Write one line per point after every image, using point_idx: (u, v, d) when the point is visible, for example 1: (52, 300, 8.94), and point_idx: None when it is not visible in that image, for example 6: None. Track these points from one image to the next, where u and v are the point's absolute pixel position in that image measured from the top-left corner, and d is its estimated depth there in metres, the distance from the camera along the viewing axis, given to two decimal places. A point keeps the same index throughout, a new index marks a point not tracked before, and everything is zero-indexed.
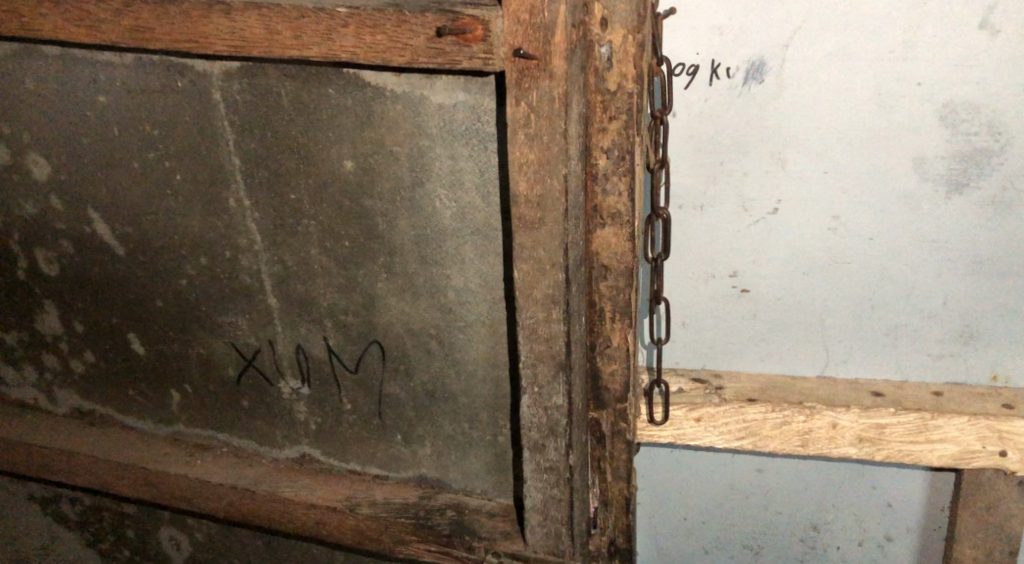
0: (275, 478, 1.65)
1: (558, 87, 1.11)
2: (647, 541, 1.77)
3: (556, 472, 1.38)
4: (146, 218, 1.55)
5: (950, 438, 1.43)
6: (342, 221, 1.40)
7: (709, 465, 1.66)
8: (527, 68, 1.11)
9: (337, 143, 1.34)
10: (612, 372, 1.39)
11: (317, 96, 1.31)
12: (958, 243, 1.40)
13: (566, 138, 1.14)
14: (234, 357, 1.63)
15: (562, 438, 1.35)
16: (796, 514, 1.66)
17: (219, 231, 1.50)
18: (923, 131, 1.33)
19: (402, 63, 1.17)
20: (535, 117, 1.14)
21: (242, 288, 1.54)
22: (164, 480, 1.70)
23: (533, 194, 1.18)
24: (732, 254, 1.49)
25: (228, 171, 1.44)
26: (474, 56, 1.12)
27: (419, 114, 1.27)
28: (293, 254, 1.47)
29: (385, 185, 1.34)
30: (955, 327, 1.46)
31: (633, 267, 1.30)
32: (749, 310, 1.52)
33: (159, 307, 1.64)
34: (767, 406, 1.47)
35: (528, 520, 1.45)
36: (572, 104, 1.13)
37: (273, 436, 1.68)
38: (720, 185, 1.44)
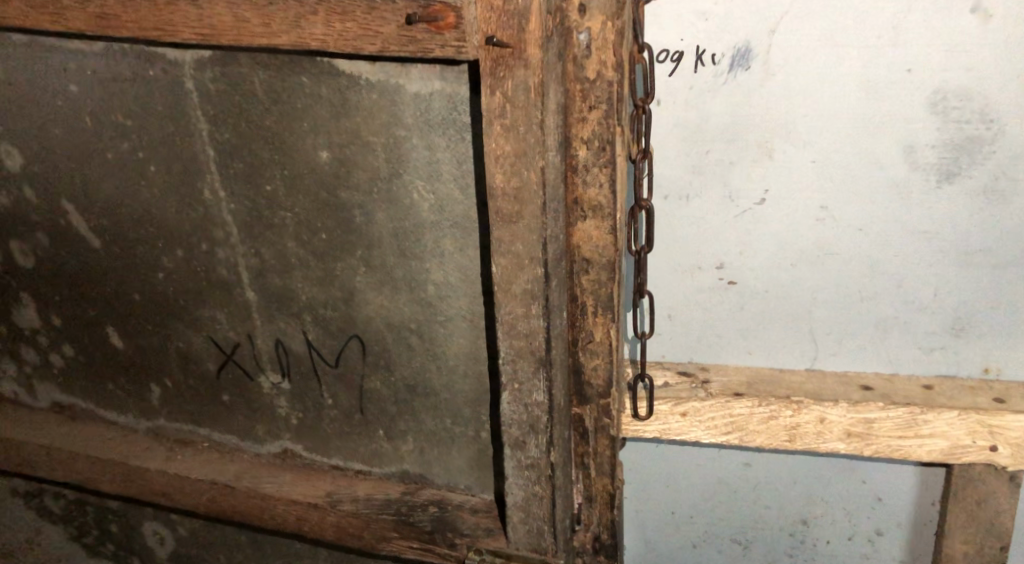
0: (256, 473, 1.63)
1: (533, 75, 1.08)
2: (634, 536, 1.75)
3: (538, 469, 1.36)
4: (120, 210, 1.52)
5: (939, 432, 1.40)
6: (318, 214, 1.37)
7: (696, 459, 1.64)
8: (502, 57, 1.08)
9: (312, 133, 1.30)
10: (595, 367, 1.36)
11: (290, 85, 1.28)
12: (950, 233, 1.36)
13: (542, 129, 1.11)
14: (213, 352, 1.60)
15: (542, 435, 1.33)
16: (784, 509, 1.64)
17: (194, 223, 1.47)
18: (913, 118, 1.30)
19: (374, 52, 1.13)
20: (511, 107, 1.11)
21: (220, 282, 1.51)
22: (144, 476, 1.68)
23: (510, 187, 1.15)
24: (719, 245, 1.46)
25: (202, 162, 1.40)
26: (447, 44, 1.09)
27: (394, 104, 1.24)
28: (271, 247, 1.44)
29: (361, 176, 1.31)
30: (946, 319, 1.43)
31: (615, 260, 1.27)
32: (737, 302, 1.49)
33: (136, 301, 1.61)
34: (754, 400, 1.45)
35: (511, 518, 1.43)
36: (548, 94, 1.10)
37: (254, 431, 1.66)
38: (706, 174, 1.40)
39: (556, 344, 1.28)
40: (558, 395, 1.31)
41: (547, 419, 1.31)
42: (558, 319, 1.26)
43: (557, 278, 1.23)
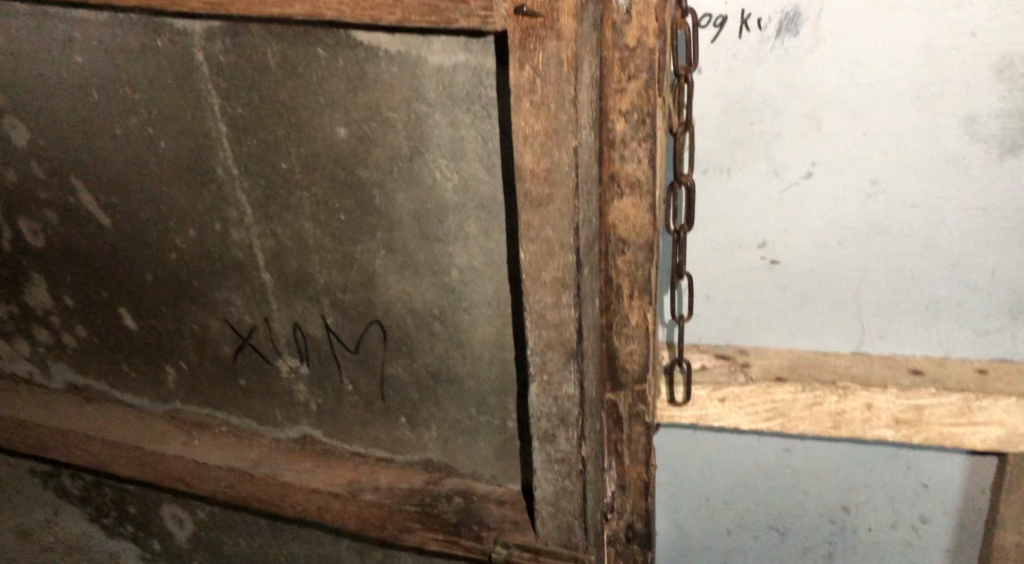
0: (277, 460, 1.58)
1: (567, 48, 0.99)
2: (666, 521, 1.69)
3: (570, 461, 1.30)
4: (130, 189, 1.45)
5: (996, 420, 1.32)
6: (337, 193, 1.30)
7: (734, 446, 1.57)
8: (532, 27, 1.00)
9: (330, 108, 1.22)
10: (630, 352, 1.29)
11: (305, 57, 1.20)
12: (1013, 209, 1.27)
13: (576, 106, 1.02)
14: (229, 335, 1.55)
15: (574, 429, 1.27)
16: (825, 496, 1.57)
17: (207, 203, 1.40)
18: (976, 86, 1.20)
19: (394, 22, 1.06)
20: (541, 84, 1.02)
21: (235, 264, 1.45)
22: (161, 461, 1.63)
23: (540, 168, 1.07)
24: (761, 222, 1.37)
25: (215, 138, 1.33)
26: (472, 14, 1.01)
27: (416, 77, 1.15)
28: (287, 228, 1.37)
29: (381, 154, 1.23)
30: (1004, 300, 1.34)
31: (653, 241, 1.19)
32: (779, 283, 1.41)
33: (149, 282, 1.55)
34: (797, 386, 1.37)
35: (539, 512, 1.37)
36: (584, 66, 1.02)
37: (274, 416, 1.61)
38: (749, 148, 1.32)
39: (589, 331, 1.21)
40: (592, 384, 1.24)
41: (580, 409, 1.25)
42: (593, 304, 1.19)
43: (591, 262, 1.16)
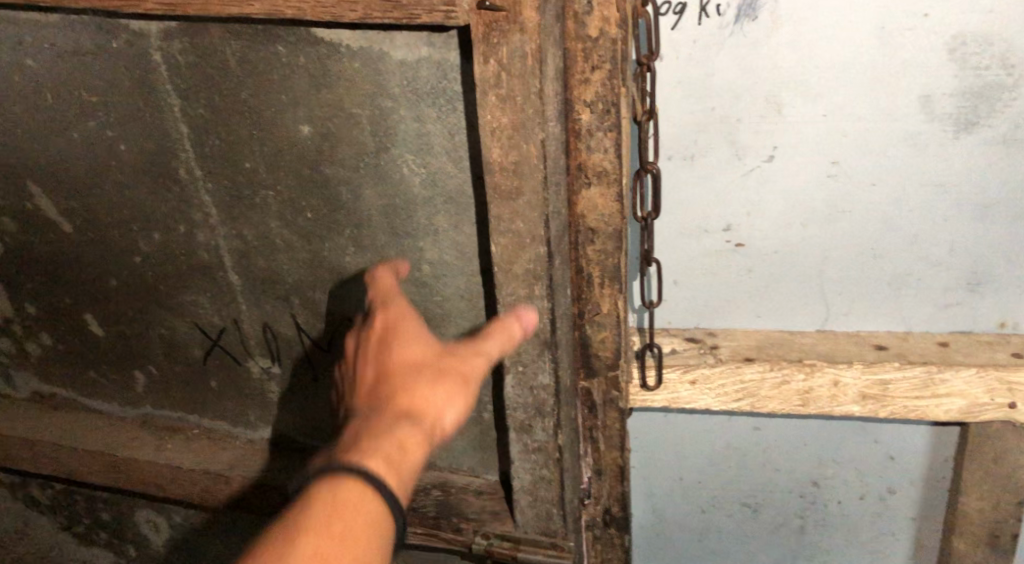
0: (251, 460, 1.58)
1: (531, 41, 0.99)
2: (643, 503, 1.72)
3: (545, 449, 1.31)
4: (91, 194, 1.42)
5: (957, 391, 1.36)
6: (303, 191, 1.29)
7: (705, 426, 1.59)
8: (496, 22, 0.99)
9: (292, 105, 1.21)
10: (602, 340, 1.31)
11: (266, 55, 1.18)
12: (969, 185, 1.30)
13: (541, 98, 1.02)
14: (198, 338, 1.53)
15: (550, 418, 1.28)
16: (795, 471, 1.61)
17: (171, 205, 1.38)
18: (930, 67, 1.23)
19: (356, 19, 1.05)
20: (507, 76, 1.02)
21: (202, 266, 1.44)
22: (135, 467, 1.62)
23: (508, 161, 1.08)
24: (726, 206, 1.39)
25: (176, 140, 1.31)
26: (434, 9, 1.00)
27: (380, 73, 1.15)
28: (254, 228, 1.36)
29: (347, 150, 1.22)
30: (962, 274, 1.37)
31: (622, 229, 1.21)
32: (745, 265, 1.44)
33: (115, 287, 1.53)
34: (765, 365, 1.40)
35: (518, 502, 1.38)
36: (548, 60, 1.02)
37: (248, 416, 1.60)
38: (713, 133, 1.33)
39: (562, 322, 1.22)
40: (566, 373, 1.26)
41: (554, 399, 1.26)
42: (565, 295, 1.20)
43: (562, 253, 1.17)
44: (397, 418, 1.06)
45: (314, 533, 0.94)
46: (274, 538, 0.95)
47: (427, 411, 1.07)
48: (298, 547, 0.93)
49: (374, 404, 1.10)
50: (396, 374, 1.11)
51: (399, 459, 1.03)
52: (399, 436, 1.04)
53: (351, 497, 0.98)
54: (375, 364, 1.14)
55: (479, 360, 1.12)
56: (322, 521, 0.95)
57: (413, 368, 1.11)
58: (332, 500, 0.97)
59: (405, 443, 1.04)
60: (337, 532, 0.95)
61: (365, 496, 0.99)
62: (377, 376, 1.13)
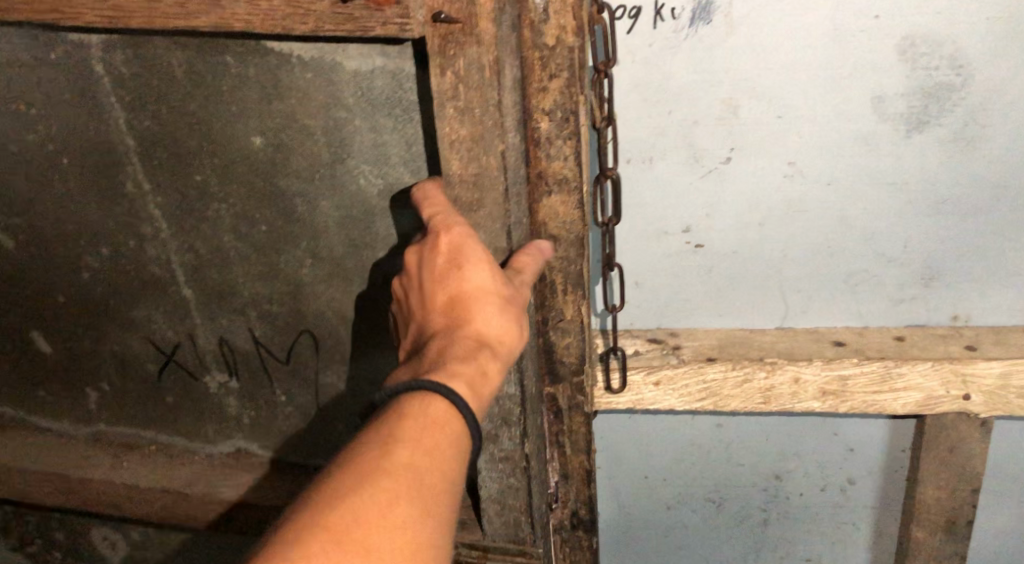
0: (210, 477, 1.54)
1: (488, 53, 0.98)
2: (609, 501, 1.73)
3: (512, 459, 1.30)
4: (33, 208, 1.37)
5: (914, 385, 1.39)
6: (256, 203, 1.26)
7: (669, 424, 1.60)
8: (451, 34, 0.98)
9: (243, 116, 1.18)
10: (566, 345, 1.30)
11: (214, 66, 1.15)
12: (922, 182, 1.32)
13: (501, 110, 1.01)
14: (152, 353, 1.49)
15: (517, 428, 1.26)
16: (758, 466, 1.63)
17: (119, 219, 1.34)
18: (882, 67, 1.24)
19: (307, 32, 1.02)
20: (464, 88, 1.01)
21: (153, 281, 1.39)
22: (89, 487, 1.58)
23: (468, 173, 1.06)
24: (684, 208, 1.39)
25: (122, 153, 1.27)
26: (388, 22, 0.98)
27: (333, 83, 1.12)
28: (207, 242, 1.32)
29: (301, 162, 1.20)
30: (916, 270, 1.40)
31: (584, 236, 1.20)
32: (705, 265, 1.44)
33: (62, 303, 1.48)
34: (727, 364, 1.41)
35: (486, 510, 1.38)
36: (505, 70, 1.01)
37: (207, 431, 1.57)
38: (670, 136, 1.33)
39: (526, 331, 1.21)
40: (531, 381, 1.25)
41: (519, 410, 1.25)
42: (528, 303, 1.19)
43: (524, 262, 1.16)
44: (476, 347, 0.99)
45: (407, 444, 0.89)
46: (366, 444, 0.89)
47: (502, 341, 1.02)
48: (394, 463, 0.87)
49: (449, 326, 1.02)
50: (471, 296, 1.02)
51: (483, 387, 0.97)
52: (482, 362, 0.98)
53: (442, 419, 0.92)
54: (445, 285, 1.03)
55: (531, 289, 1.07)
56: (418, 442, 0.89)
57: (487, 293, 1.03)
58: (424, 419, 0.91)
59: (486, 369, 0.98)
60: (429, 449, 0.89)
61: (454, 420, 0.92)
62: (450, 295, 1.03)
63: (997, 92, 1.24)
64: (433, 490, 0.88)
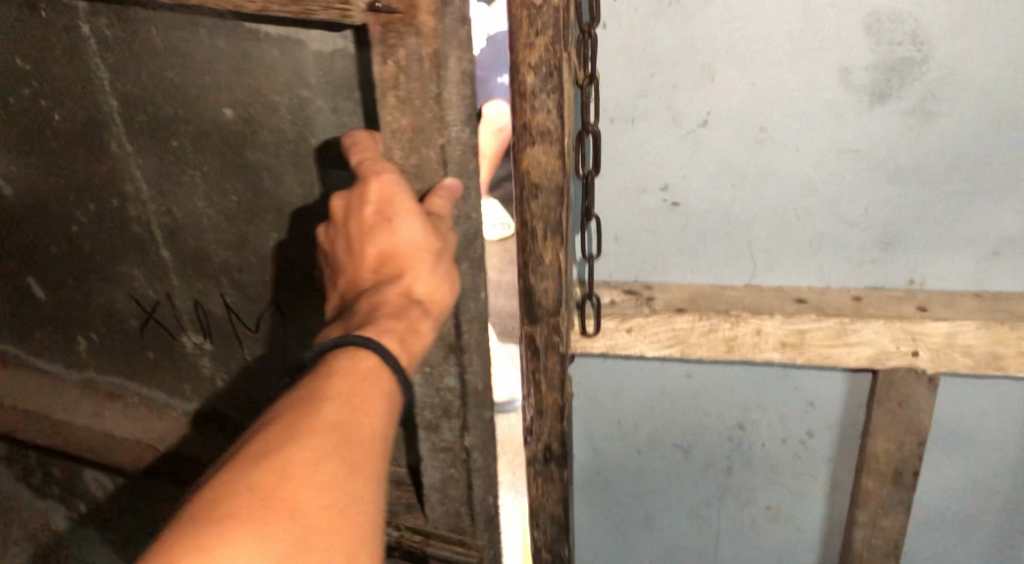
0: (179, 436, 1.87)
1: (427, 45, 1.15)
2: (584, 443, 1.84)
3: (451, 445, 1.57)
4: (34, 168, 1.65)
5: (867, 340, 1.50)
6: (225, 172, 1.47)
7: (642, 372, 1.71)
8: (391, 23, 1.14)
9: (217, 88, 1.37)
10: (544, 288, 1.41)
11: (189, 38, 1.33)
12: (883, 151, 1.42)
13: (439, 106, 1.20)
14: (135, 310, 1.78)
15: (455, 421, 1.53)
16: (723, 416, 1.74)
17: (106, 177, 1.60)
18: (849, 40, 1.33)
19: (257, 11, 1.21)
20: (406, 79, 1.19)
21: (133, 237, 1.66)
22: (68, 431, 1.93)
23: (409, 164, 1.26)
24: (663, 167, 1.49)
25: (108, 114, 1.50)
26: (330, 8, 1.16)
27: (298, 64, 1.30)
28: (181, 206, 1.56)
29: (266, 135, 1.39)
30: (876, 234, 1.50)
31: (563, 185, 1.30)
32: (680, 222, 1.54)
33: (56, 252, 1.77)
34: (695, 314, 1.53)
35: (429, 498, 1.68)
36: (452, 67, 1.17)
37: (184, 387, 1.87)
38: (651, 98, 1.43)
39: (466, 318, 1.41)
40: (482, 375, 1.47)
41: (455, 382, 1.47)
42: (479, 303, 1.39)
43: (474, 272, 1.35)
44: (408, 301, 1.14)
45: (332, 404, 0.99)
46: (294, 407, 1.00)
47: (428, 294, 1.18)
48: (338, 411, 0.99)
49: (383, 279, 1.17)
50: (398, 247, 1.17)
51: (419, 339, 1.12)
52: (410, 314, 1.13)
53: (373, 374, 1.05)
54: (376, 243, 1.18)
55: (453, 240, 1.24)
56: (350, 393, 1.01)
57: (420, 249, 1.17)
58: (359, 371, 1.03)
59: (416, 324, 1.12)
60: (351, 405, 1.00)
61: (386, 376, 1.06)
62: (379, 251, 1.18)
63: (955, 69, 1.33)
64: (360, 444, 0.99)
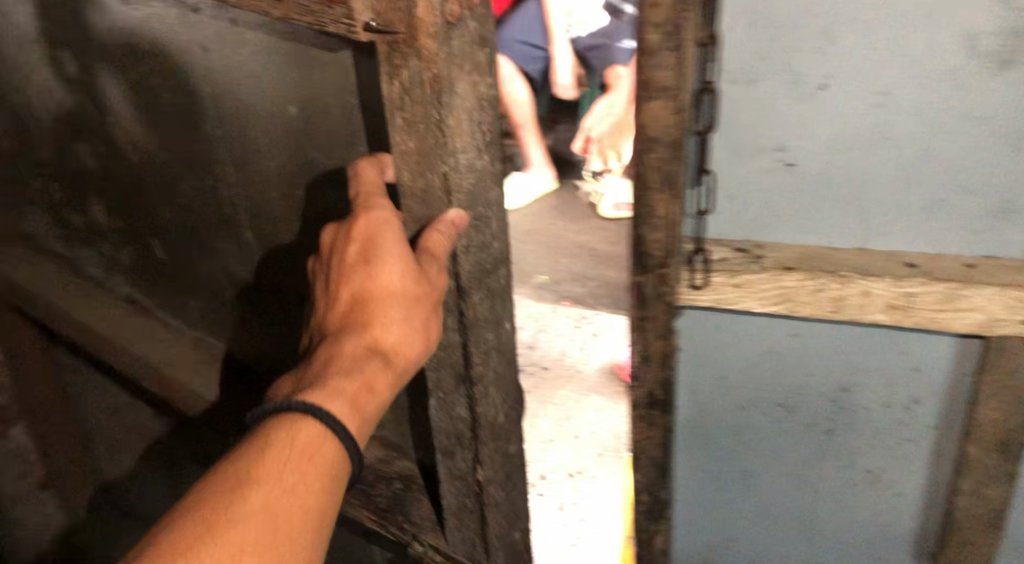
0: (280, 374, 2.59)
1: (427, 68, 1.39)
2: (687, 396, 1.91)
3: (465, 475, 2.02)
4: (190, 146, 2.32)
5: (978, 306, 1.52)
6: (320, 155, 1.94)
7: (750, 328, 1.76)
8: (395, 42, 1.40)
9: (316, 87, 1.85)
10: (657, 238, 1.50)
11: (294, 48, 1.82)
12: (1008, 118, 1.42)
13: (444, 126, 1.45)
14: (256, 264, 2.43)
15: (468, 450, 1.96)
16: (827, 376, 1.77)
17: (234, 154, 2.18)
18: (978, 5, 1.34)
19: (281, 15, 1.49)
20: (414, 104, 1.45)
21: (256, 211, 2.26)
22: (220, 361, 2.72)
23: (420, 184, 1.56)
24: (780, 128, 1.54)
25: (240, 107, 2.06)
26: (338, 21, 1.37)
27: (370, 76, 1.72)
28: (284, 185, 2.10)
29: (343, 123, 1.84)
30: (994, 201, 1.50)
31: (679, 138, 1.39)
32: (795, 183, 1.59)
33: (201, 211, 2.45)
34: (804, 273, 1.57)
35: (451, 526, 2.19)
36: (464, 90, 1.44)
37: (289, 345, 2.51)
38: (772, 61, 1.48)
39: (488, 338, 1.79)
40: (498, 408, 1.87)
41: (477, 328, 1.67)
42: (496, 335, 1.75)
43: (492, 309, 1.71)
44: (370, 354, 1.40)
45: (267, 486, 1.22)
46: (240, 457, 1.24)
47: (395, 342, 1.44)
48: (252, 476, 1.22)
49: (354, 325, 1.43)
50: (373, 293, 1.43)
51: (365, 401, 1.34)
52: (365, 376, 1.36)
53: (314, 443, 1.27)
54: (352, 291, 1.46)
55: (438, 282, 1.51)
56: (284, 457, 1.24)
57: (391, 301, 1.43)
58: (293, 444, 1.25)
59: (375, 382, 1.36)
60: (291, 483, 1.22)
61: (325, 446, 1.27)
62: (353, 293, 1.46)
63: None
64: (287, 531, 1.20)
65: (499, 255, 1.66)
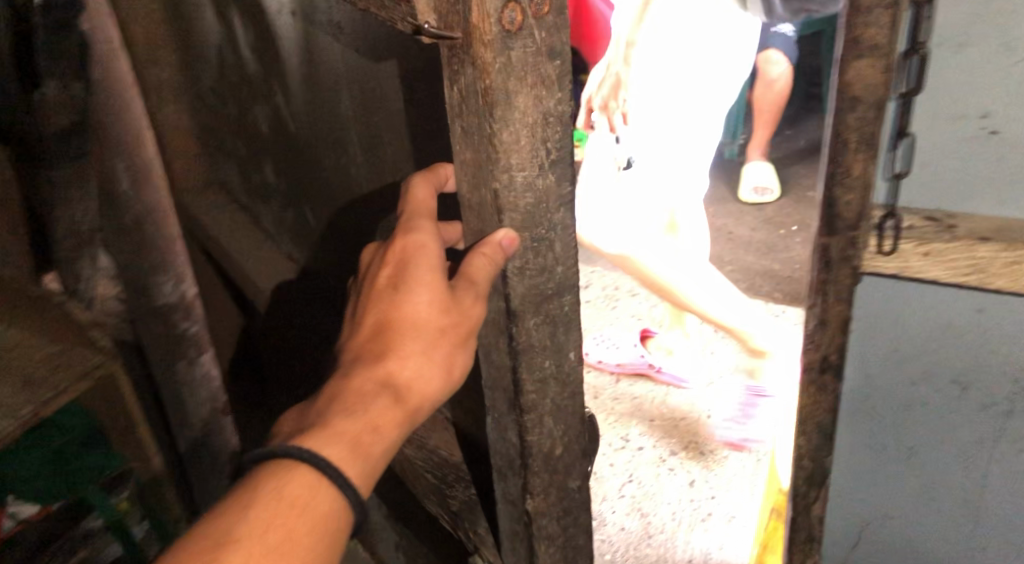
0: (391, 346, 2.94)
1: (479, 75, 1.41)
2: (854, 368, 1.85)
3: (517, 502, 2.02)
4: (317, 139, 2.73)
5: None
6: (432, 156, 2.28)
7: (932, 299, 1.69)
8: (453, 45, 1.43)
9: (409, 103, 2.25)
10: (848, 201, 1.53)
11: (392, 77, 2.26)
12: None
13: (514, 140, 1.48)
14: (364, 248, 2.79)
15: (520, 479, 1.94)
16: (1015, 354, 1.70)
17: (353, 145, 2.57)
18: None
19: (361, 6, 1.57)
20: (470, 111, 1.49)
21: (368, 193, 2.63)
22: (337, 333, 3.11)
23: (471, 200, 1.65)
24: (987, 92, 1.47)
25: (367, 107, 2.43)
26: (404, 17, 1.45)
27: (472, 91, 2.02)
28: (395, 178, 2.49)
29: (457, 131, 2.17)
30: None
31: (884, 99, 1.40)
32: (998, 152, 1.52)
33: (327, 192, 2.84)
34: (1003, 246, 1.52)
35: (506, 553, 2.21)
36: (523, 103, 1.45)
37: None
38: (988, 22, 1.41)
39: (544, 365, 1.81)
40: (554, 438, 1.89)
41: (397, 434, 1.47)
42: (553, 363, 1.78)
43: (553, 336, 1.75)
44: (382, 387, 1.44)
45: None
46: (220, 523, 1.22)
47: (413, 376, 1.47)
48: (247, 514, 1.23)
49: (376, 349, 1.50)
50: (393, 321, 1.52)
51: (366, 449, 1.34)
52: (373, 414, 1.39)
53: (309, 495, 1.26)
54: (378, 314, 1.56)
55: (473, 314, 1.56)
56: (268, 511, 1.23)
57: (420, 325, 1.52)
58: (273, 498, 1.24)
59: (381, 416, 1.40)
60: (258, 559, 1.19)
61: (317, 504, 1.25)
62: (379, 318, 1.55)
63: None
64: None
65: (561, 282, 1.69)
